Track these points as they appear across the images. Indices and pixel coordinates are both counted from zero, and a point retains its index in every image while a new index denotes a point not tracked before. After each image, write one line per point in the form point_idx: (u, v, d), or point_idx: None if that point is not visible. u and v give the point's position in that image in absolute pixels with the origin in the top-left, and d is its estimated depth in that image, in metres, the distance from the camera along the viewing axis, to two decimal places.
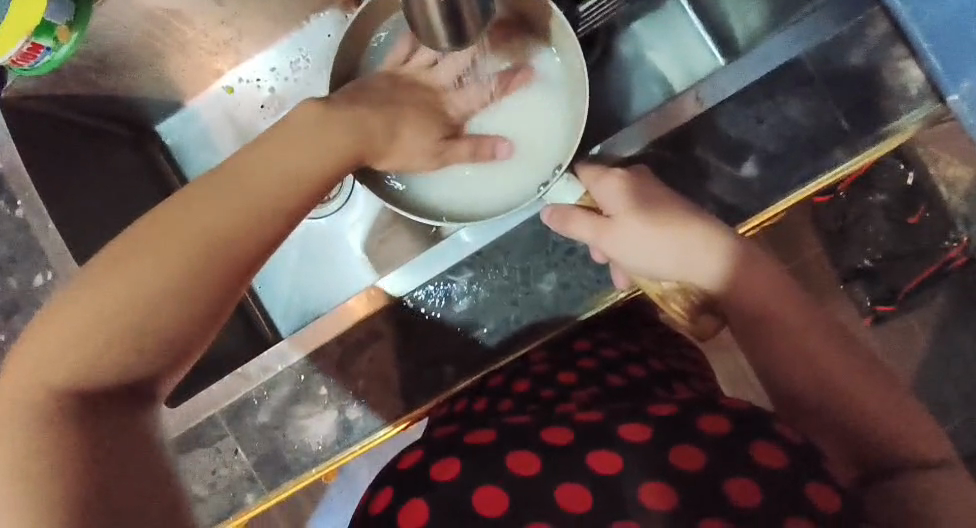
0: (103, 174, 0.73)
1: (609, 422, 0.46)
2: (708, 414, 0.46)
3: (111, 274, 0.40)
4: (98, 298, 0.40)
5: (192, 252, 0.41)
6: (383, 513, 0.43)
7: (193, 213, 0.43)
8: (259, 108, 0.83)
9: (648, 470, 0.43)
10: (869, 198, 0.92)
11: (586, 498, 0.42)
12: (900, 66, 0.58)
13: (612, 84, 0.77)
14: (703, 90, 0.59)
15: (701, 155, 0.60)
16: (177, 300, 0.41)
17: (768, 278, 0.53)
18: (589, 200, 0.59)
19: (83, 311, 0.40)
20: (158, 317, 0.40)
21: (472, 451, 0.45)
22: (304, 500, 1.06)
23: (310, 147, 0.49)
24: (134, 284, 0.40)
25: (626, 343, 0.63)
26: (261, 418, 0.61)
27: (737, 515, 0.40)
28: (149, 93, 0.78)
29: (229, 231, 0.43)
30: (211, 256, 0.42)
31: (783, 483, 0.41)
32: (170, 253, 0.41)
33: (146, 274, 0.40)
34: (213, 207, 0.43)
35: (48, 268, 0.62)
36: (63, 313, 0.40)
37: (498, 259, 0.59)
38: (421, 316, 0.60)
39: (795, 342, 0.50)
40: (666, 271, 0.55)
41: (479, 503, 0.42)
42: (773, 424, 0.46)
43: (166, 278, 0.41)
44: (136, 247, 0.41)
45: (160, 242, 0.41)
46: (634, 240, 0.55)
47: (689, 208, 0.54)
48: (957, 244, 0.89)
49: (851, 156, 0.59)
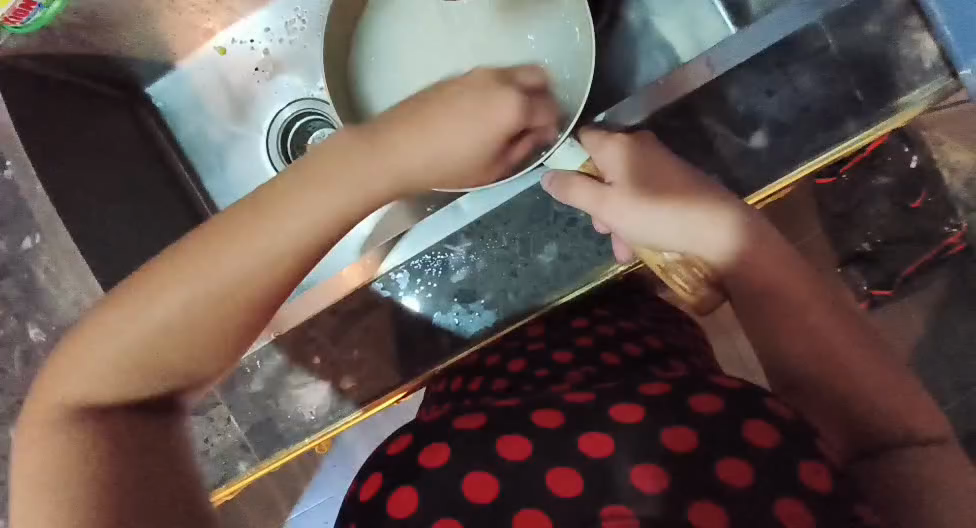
0: (95, 135, 0.71)
1: (602, 400, 0.44)
2: (704, 393, 0.44)
3: (153, 294, 0.42)
4: (145, 320, 0.42)
5: (226, 284, 0.42)
6: (372, 499, 0.42)
7: (261, 216, 0.42)
8: (252, 71, 0.80)
9: (638, 447, 0.41)
10: (872, 181, 0.89)
11: (576, 484, 0.40)
12: (914, 38, 0.54)
13: (616, 54, 0.75)
14: (714, 56, 0.56)
15: (708, 124, 0.57)
16: (213, 331, 0.43)
17: (778, 254, 0.50)
18: (592, 167, 0.54)
19: (156, 311, 0.42)
20: (221, 327, 0.43)
21: (461, 434, 0.43)
22: (297, 470, 1.06)
23: (454, 137, 0.44)
24: (177, 307, 0.42)
25: (626, 319, 0.60)
26: (254, 386, 0.60)
27: (728, 494, 0.39)
28: (140, 53, 0.74)
29: (262, 260, 0.42)
30: (248, 283, 0.42)
31: (775, 463, 0.40)
32: (210, 280, 0.42)
33: (185, 301, 0.42)
34: (252, 234, 0.42)
35: (36, 231, 0.60)
36: (115, 329, 0.42)
37: (497, 229, 0.56)
38: (418, 287, 0.57)
39: (799, 320, 0.48)
40: (670, 241, 0.51)
41: (467, 488, 0.40)
42: (762, 398, 0.44)
43: (205, 305, 0.42)
44: (177, 265, 0.42)
45: (199, 267, 0.41)
46: (637, 211, 0.51)
47: (696, 179, 0.51)
48: (957, 230, 0.86)
49: (862, 129, 0.56)
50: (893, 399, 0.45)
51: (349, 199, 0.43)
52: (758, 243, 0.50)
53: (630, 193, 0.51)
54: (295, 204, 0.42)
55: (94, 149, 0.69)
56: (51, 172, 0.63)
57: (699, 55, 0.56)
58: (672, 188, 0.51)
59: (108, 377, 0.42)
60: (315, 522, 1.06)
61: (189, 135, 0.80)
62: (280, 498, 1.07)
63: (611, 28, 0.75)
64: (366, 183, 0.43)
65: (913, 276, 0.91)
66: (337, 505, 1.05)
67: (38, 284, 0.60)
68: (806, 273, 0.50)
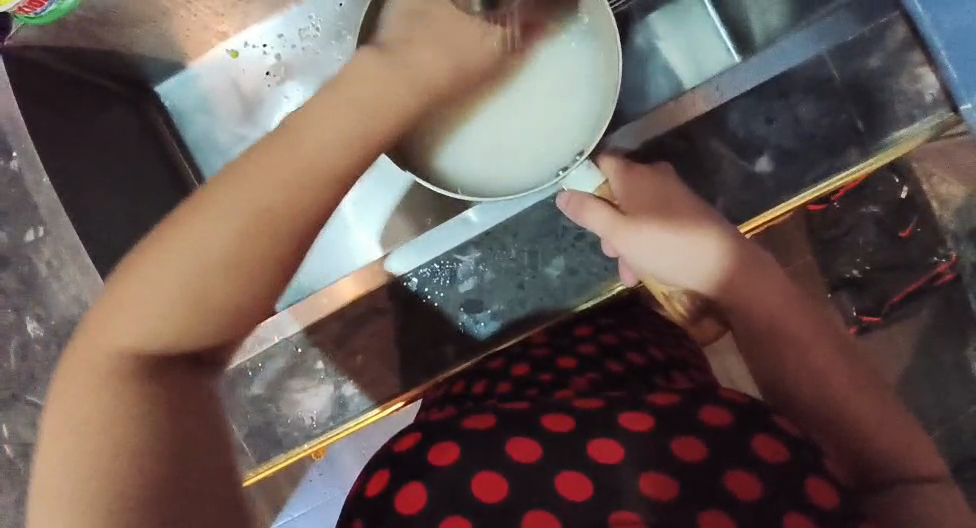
0: (104, 131, 0.71)
1: (610, 408, 0.44)
2: (710, 405, 0.44)
3: (153, 273, 0.36)
4: (151, 301, 0.36)
5: (215, 264, 0.36)
6: (378, 496, 0.42)
7: (246, 185, 0.36)
8: (262, 75, 0.80)
9: (646, 456, 0.41)
10: (863, 209, 0.92)
11: (583, 489, 0.40)
12: (916, 72, 0.56)
13: (624, 75, 0.76)
14: (723, 81, 0.57)
15: (716, 148, 0.58)
16: (231, 291, 0.36)
17: (777, 287, 0.51)
18: (606, 191, 0.56)
19: (134, 310, 0.36)
20: (214, 313, 0.37)
21: (472, 435, 0.43)
22: (282, 478, 1.05)
23: (379, 72, 0.39)
24: (185, 274, 0.36)
25: (627, 330, 0.61)
26: (253, 390, 0.59)
27: (737, 506, 0.39)
28: (152, 51, 0.75)
29: (278, 208, 0.36)
30: (272, 228, 0.36)
31: (785, 474, 0.40)
32: (225, 239, 0.36)
33: (199, 264, 0.36)
34: (252, 183, 0.36)
35: (40, 224, 0.60)
36: (116, 316, 0.36)
37: (507, 241, 0.57)
38: (425, 295, 0.58)
39: (800, 349, 0.49)
40: (675, 274, 0.53)
41: (478, 489, 0.40)
42: (770, 416, 0.45)
43: (221, 265, 0.36)
44: (183, 233, 0.36)
45: (209, 230, 0.36)
46: (647, 241, 0.52)
47: (701, 211, 0.53)
48: (946, 259, 0.88)
49: (864, 158, 0.57)
50: (889, 423, 0.45)
51: (362, 121, 0.38)
52: (749, 259, 0.52)
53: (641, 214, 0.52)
54: (303, 147, 0.37)
55: (101, 143, 0.69)
56: (58, 163, 0.62)
57: (707, 80, 0.58)
58: (673, 208, 0.53)
59: (106, 370, 0.36)
60: None
61: (196, 136, 0.80)
62: (265, 505, 1.05)
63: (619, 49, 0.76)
64: (351, 120, 0.38)
65: (902, 303, 0.93)
66: (321, 514, 1.04)
67: (38, 277, 0.60)
68: (792, 296, 0.52)
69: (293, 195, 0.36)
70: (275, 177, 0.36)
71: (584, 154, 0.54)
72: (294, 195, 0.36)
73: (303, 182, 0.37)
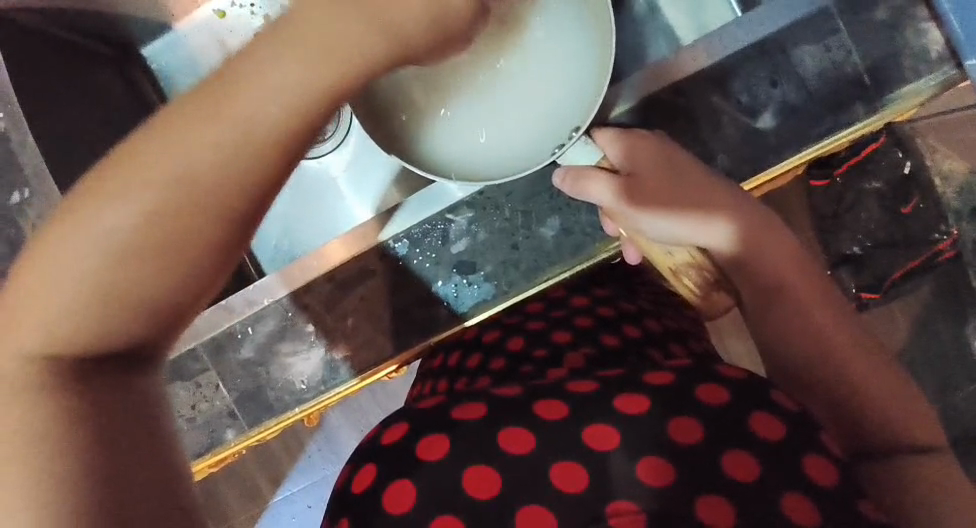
0: (88, 92, 0.69)
1: (605, 388, 0.43)
2: (708, 382, 0.43)
3: (69, 254, 0.29)
4: (141, 200, 0.28)
5: (193, 187, 0.28)
6: (363, 492, 0.41)
7: (269, 78, 0.28)
8: (251, 36, 0.78)
9: (640, 440, 0.41)
10: (866, 185, 0.87)
11: (580, 480, 0.39)
12: (921, 27, 0.54)
13: (621, 37, 0.74)
14: (724, 36, 0.55)
15: (718, 104, 0.56)
16: (166, 270, 0.29)
17: (783, 250, 0.49)
18: (609, 164, 0.52)
19: (95, 243, 0.29)
20: (186, 262, 0.30)
21: (458, 423, 0.42)
22: (281, 452, 1.04)
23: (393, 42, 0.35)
24: (129, 230, 0.29)
25: (624, 302, 0.59)
26: (244, 353, 0.58)
27: (731, 486, 0.38)
28: (136, 11, 0.73)
29: (193, 189, 0.28)
30: (236, 170, 0.28)
31: (780, 453, 0.40)
32: (158, 204, 0.28)
33: (124, 244, 0.29)
34: (245, 91, 0.28)
35: (25, 186, 0.57)
36: (55, 256, 0.29)
37: (500, 201, 0.56)
38: (417, 258, 0.57)
39: (801, 316, 0.47)
40: (683, 240, 0.50)
41: (467, 483, 0.39)
42: (770, 391, 0.43)
43: (154, 225, 0.29)
44: (172, 129, 0.28)
45: (139, 197, 0.28)
46: (657, 213, 0.50)
47: (715, 186, 0.51)
48: (947, 236, 0.84)
49: (869, 114, 0.56)
50: (891, 395, 0.44)
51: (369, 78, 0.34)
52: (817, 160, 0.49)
53: (649, 191, 0.51)
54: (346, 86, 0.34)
55: (86, 106, 0.68)
56: (40, 129, 0.60)
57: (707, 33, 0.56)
58: (687, 185, 0.51)
59: (47, 358, 0.30)
60: (299, 506, 1.04)
61: None
62: (262, 482, 1.05)
63: (618, 10, 0.74)
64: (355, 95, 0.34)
65: (903, 280, 0.88)
66: (319, 489, 1.03)
67: (25, 239, 0.58)
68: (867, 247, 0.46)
69: (237, 158, 0.28)
70: (244, 119, 0.28)
71: (580, 130, 0.51)
72: (209, 191, 0.28)
73: (276, 120, 0.28)
